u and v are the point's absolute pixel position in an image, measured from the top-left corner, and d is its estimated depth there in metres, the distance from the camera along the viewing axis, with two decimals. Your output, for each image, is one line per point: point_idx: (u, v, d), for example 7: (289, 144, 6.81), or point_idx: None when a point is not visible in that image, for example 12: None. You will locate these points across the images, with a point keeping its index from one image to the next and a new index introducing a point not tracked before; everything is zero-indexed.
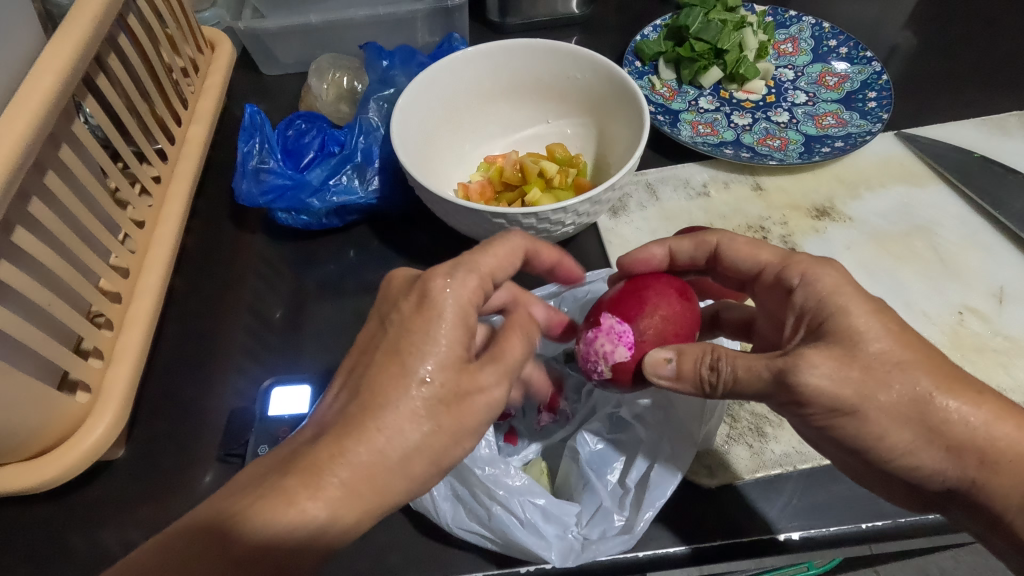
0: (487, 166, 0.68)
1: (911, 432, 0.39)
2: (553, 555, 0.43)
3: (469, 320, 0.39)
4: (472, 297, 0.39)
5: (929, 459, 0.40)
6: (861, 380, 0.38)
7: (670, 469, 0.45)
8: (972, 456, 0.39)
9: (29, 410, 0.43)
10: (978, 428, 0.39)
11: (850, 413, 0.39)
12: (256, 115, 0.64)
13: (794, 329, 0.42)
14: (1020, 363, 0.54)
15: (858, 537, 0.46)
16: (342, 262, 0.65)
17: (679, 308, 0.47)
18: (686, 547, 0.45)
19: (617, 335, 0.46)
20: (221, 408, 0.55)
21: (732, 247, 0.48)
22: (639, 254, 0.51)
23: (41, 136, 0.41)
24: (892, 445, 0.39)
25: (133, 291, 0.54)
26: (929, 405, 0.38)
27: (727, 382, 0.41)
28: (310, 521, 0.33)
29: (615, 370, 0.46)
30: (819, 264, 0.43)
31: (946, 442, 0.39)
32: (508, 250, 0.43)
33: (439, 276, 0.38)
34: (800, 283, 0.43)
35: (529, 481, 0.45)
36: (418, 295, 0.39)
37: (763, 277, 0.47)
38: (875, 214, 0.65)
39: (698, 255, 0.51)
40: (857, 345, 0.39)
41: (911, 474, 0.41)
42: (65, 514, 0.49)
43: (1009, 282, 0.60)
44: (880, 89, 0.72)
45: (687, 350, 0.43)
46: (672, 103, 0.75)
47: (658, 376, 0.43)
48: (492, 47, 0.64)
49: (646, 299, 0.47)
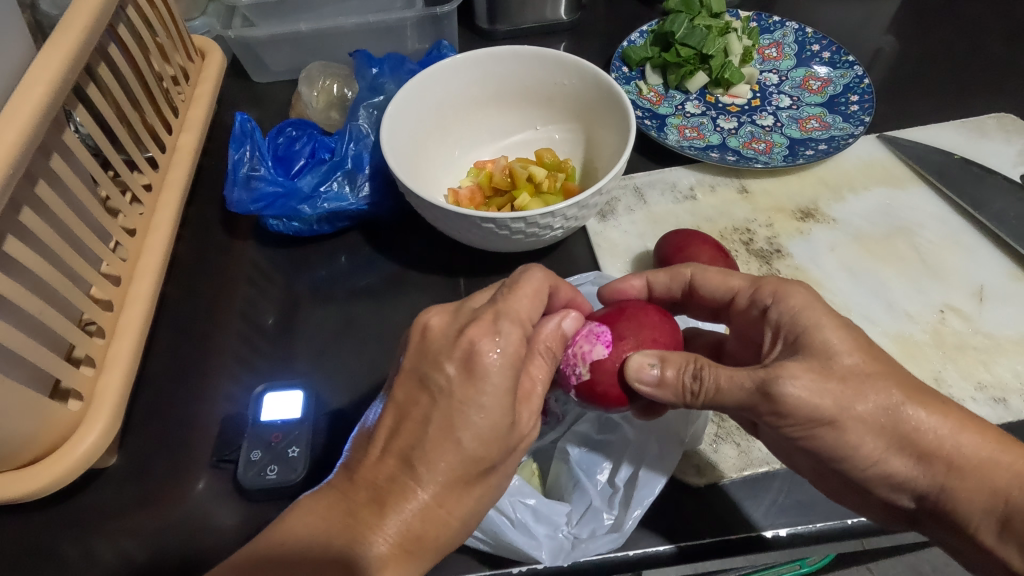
0: (476, 171, 0.68)
1: (885, 440, 0.41)
2: (544, 554, 0.43)
3: (516, 374, 0.40)
4: (518, 350, 0.40)
5: (901, 466, 0.41)
6: (839, 392, 0.40)
7: (659, 467, 0.46)
8: (941, 463, 0.41)
9: (20, 418, 0.43)
10: (945, 436, 0.40)
11: (829, 423, 0.40)
12: (245, 123, 0.63)
13: (772, 343, 0.44)
14: (1001, 360, 0.55)
15: (842, 533, 0.47)
16: (334, 267, 0.66)
17: (662, 323, 0.48)
18: (673, 546, 0.45)
19: (595, 335, 0.48)
20: (213, 414, 0.55)
21: (705, 278, 0.49)
22: (617, 286, 0.53)
23: (31, 146, 0.41)
24: (866, 455, 0.41)
25: (124, 298, 0.54)
26: (900, 416, 0.40)
27: (710, 392, 0.42)
28: None
29: (594, 370, 0.46)
30: (788, 283, 0.45)
31: (916, 450, 0.41)
32: (540, 299, 0.44)
33: (486, 337, 0.39)
34: (772, 302, 0.44)
35: (520, 481, 0.46)
36: (464, 360, 0.39)
37: (736, 303, 0.48)
38: (858, 216, 0.66)
39: (675, 287, 0.51)
40: (833, 359, 0.40)
41: (885, 481, 0.42)
42: (57, 524, 0.50)
43: (989, 280, 0.61)
44: (862, 92, 0.73)
45: (670, 357, 0.44)
46: (659, 107, 0.76)
47: (641, 381, 0.43)
48: (481, 55, 0.65)
49: (629, 309, 0.49)
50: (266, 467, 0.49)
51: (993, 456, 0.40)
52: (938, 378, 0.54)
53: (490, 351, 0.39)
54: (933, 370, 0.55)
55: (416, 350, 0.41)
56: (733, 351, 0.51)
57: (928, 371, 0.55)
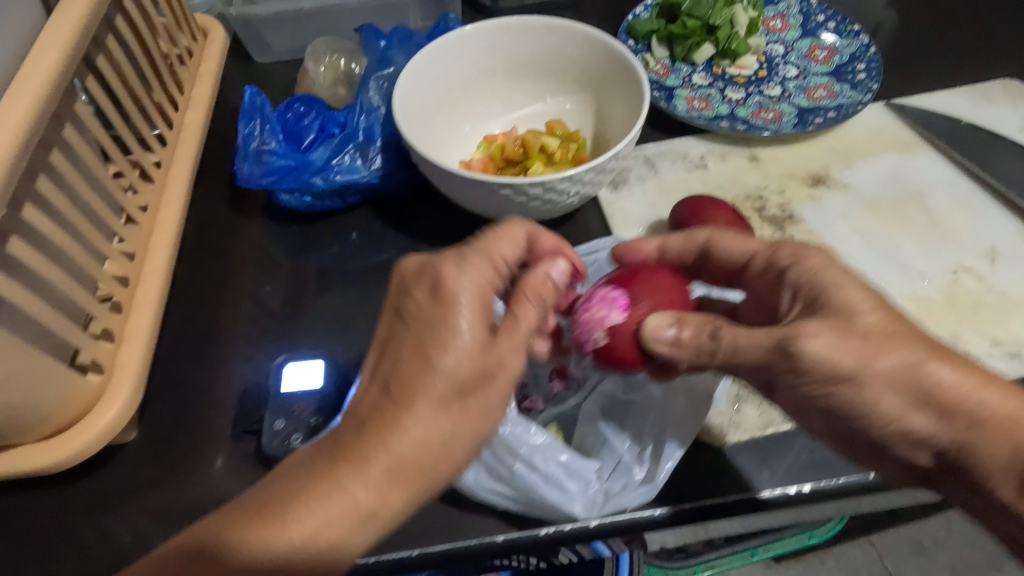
0: (486, 145, 0.68)
1: (904, 398, 0.40)
2: (577, 507, 0.44)
3: (488, 300, 0.41)
4: (488, 279, 0.41)
5: (921, 423, 0.41)
6: (859, 349, 0.40)
7: (691, 422, 0.47)
8: (963, 419, 0.40)
9: (43, 388, 0.42)
10: (968, 392, 0.40)
11: (849, 379, 0.40)
12: (255, 97, 0.63)
13: (791, 305, 0.44)
14: (1015, 317, 0.56)
15: (866, 487, 0.48)
16: (345, 245, 0.66)
17: (675, 286, 0.49)
18: (667, 509, 0.45)
19: (612, 300, 0.47)
20: (231, 389, 0.55)
21: (720, 241, 0.49)
22: (630, 245, 0.52)
23: (47, 112, 0.41)
24: (885, 411, 0.41)
25: (139, 274, 0.54)
26: (921, 372, 0.40)
27: (728, 351, 0.42)
28: (321, 504, 0.34)
29: (610, 336, 0.46)
30: (807, 247, 0.45)
31: (939, 406, 0.40)
32: (510, 234, 0.44)
33: (454, 266, 0.41)
34: (791, 264, 0.45)
35: (550, 437, 0.45)
36: (430, 286, 0.40)
37: (751, 267, 0.48)
38: (868, 181, 0.66)
39: (689, 252, 0.51)
40: (854, 318, 0.41)
41: (904, 438, 0.42)
42: (78, 500, 0.49)
43: (1000, 241, 0.61)
44: (868, 61, 0.73)
45: (688, 318, 0.44)
46: (666, 80, 0.76)
47: (658, 341, 0.44)
48: (491, 25, 0.64)
49: (642, 270, 0.49)
50: (289, 436, 0.49)
51: (1014, 415, 0.40)
52: (955, 336, 0.55)
53: (456, 277, 0.40)
54: (949, 328, 0.55)
55: (417, 298, 0.41)
56: (746, 314, 0.51)
57: (944, 330, 0.55)
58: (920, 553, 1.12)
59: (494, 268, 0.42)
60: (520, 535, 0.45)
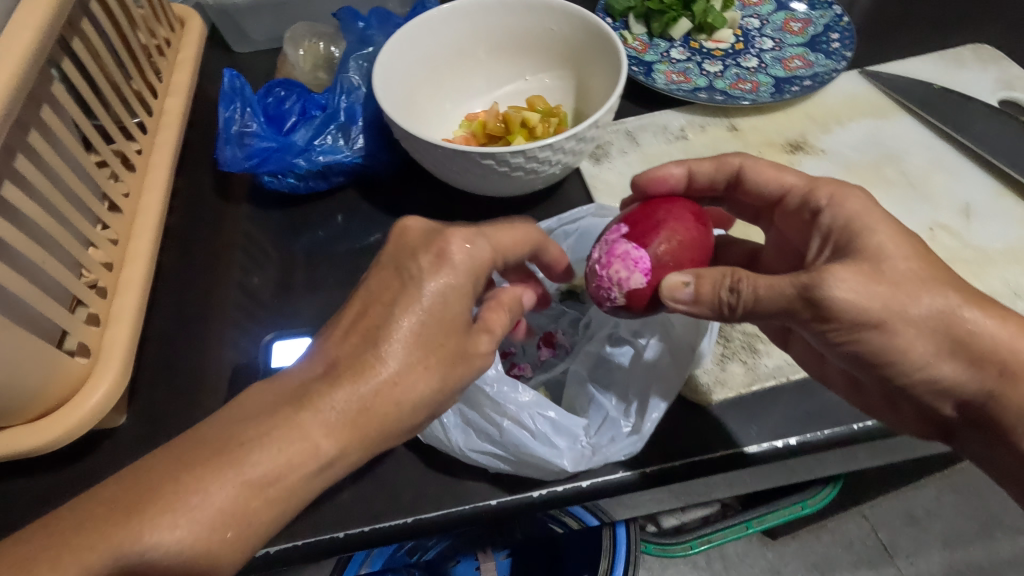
0: (468, 123, 0.68)
1: (935, 344, 0.40)
2: (566, 462, 0.44)
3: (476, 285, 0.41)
4: (484, 265, 0.41)
5: (950, 371, 0.41)
6: (889, 295, 0.38)
7: (675, 373, 0.47)
8: (994, 368, 0.40)
9: (32, 368, 0.42)
10: (1004, 342, 0.40)
11: (878, 326, 0.39)
12: (235, 80, 0.62)
13: (820, 249, 0.43)
14: (992, 270, 0.57)
15: (851, 438, 0.49)
16: (332, 227, 0.65)
17: (698, 239, 0.47)
18: (634, 472, 0.46)
19: (634, 261, 0.45)
20: (220, 372, 0.55)
21: (755, 168, 0.49)
22: (655, 173, 0.50)
23: (22, 91, 0.41)
24: (916, 358, 0.40)
25: (123, 258, 0.54)
26: (956, 318, 0.39)
27: (749, 303, 0.41)
28: (310, 465, 0.35)
29: (628, 297, 0.45)
30: (847, 188, 0.44)
31: (969, 355, 0.40)
32: (512, 232, 0.45)
33: (457, 239, 0.40)
34: (827, 205, 0.43)
35: (537, 395, 0.45)
36: (436, 253, 0.40)
37: (786, 202, 0.48)
38: (845, 146, 0.67)
39: (719, 177, 0.51)
40: (885, 262, 0.39)
41: (930, 388, 0.42)
42: (66, 485, 0.49)
43: (975, 199, 0.62)
44: (842, 30, 0.75)
45: (705, 274, 0.42)
46: (644, 55, 0.76)
47: (676, 300, 0.43)
48: (467, 3, 0.65)
49: (661, 214, 0.47)
50: None
51: None
52: None
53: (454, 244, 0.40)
54: None
55: (384, 255, 0.42)
56: (768, 261, 0.54)
57: None
58: (912, 524, 1.13)
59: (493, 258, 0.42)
60: (511, 498, 0.46)
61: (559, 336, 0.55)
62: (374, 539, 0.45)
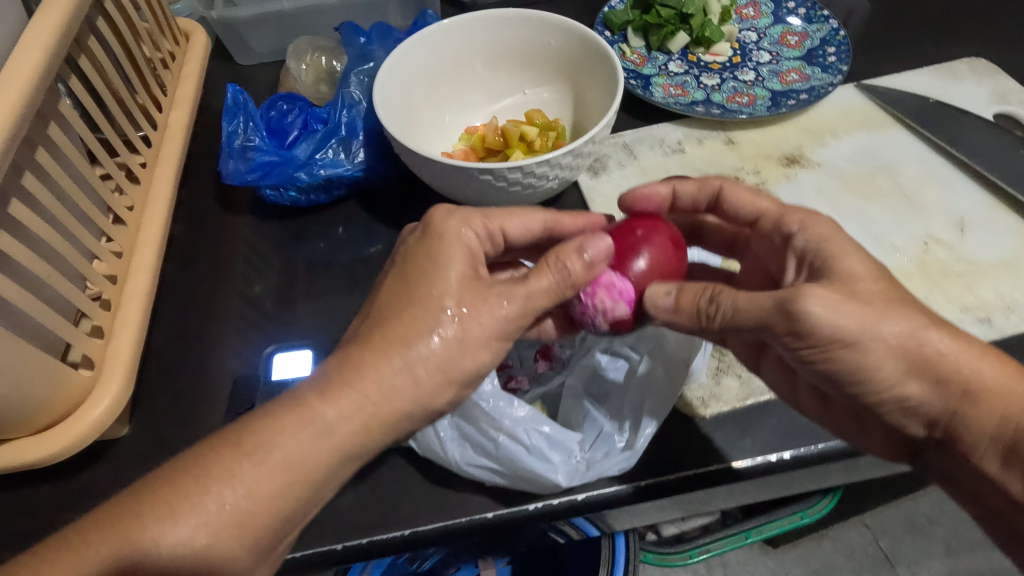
0: (467, 136, 0.69)
1: (901, 364, 0.40)
2: (560, 477, 0.45)
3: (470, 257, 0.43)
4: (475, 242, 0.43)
5: (915, 391, 0.41)
6: (859, 313, 0.39)
7: (668, 388, 0.49)
8: (957, 387, 0.41)
9: (35, 382, 0.43)
10: (963, 361, 0.40)
11: (850, 344, 0.39)
12: (239, 94, 0.64)
13: (796, 271, 0.44)
14: (984, 282, 0.57)
15: (843, 452, 0.49)
16: (332, 239, 0.66)
17: (675, 263, 0.48)
18: (629, 487, 0.47)
19: (618, 292, 0.46)
20: (221, 383, 0.56)
21: (734, 190, 0.50)
22: (641, 191, 0.52)
23: (29, 110, 0.42)
24: (884, 376, 0.41)
25: (127, 271, 0.55)
26: (921, 338, 0.40)
27: (727, 314, 0.41)
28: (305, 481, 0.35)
29: (611, 324, 0.47)
30: (816, 216, 0.45)
31: (932, 375, 0.41)
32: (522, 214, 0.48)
33: (447, 217, 0.44)
34: (798, 231, 0.45)
35: (533, 410, 0.46)
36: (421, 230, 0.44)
37: (760, 225, 0.49)
38: (841, 159, 0.68)
39: (701, 197, 0.52)
40: (856, 284, 0.40)
41: (895, 407, 0.42)
42: (68, 494, 0.50)
43: (968, 212, 0.63)
44: (838, 44, 0.75)
45: (687, 285, 0.44)
46: (642, 68, 0.77)
47: (657, 307, 0.45)
48: (467, 18, 0.66)
49: (639, 237, 0.48)
50: None
51: (1010, 385, 0.41)
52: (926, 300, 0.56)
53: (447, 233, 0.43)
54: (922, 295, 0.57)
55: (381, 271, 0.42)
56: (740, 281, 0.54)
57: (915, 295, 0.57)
58: (914, 533, 1.13)
59: (484, 228, 0.45)
60: (504, 512, 0.46)
61: (556, 349, 0.56)
62: (371, 550, 0.46)
